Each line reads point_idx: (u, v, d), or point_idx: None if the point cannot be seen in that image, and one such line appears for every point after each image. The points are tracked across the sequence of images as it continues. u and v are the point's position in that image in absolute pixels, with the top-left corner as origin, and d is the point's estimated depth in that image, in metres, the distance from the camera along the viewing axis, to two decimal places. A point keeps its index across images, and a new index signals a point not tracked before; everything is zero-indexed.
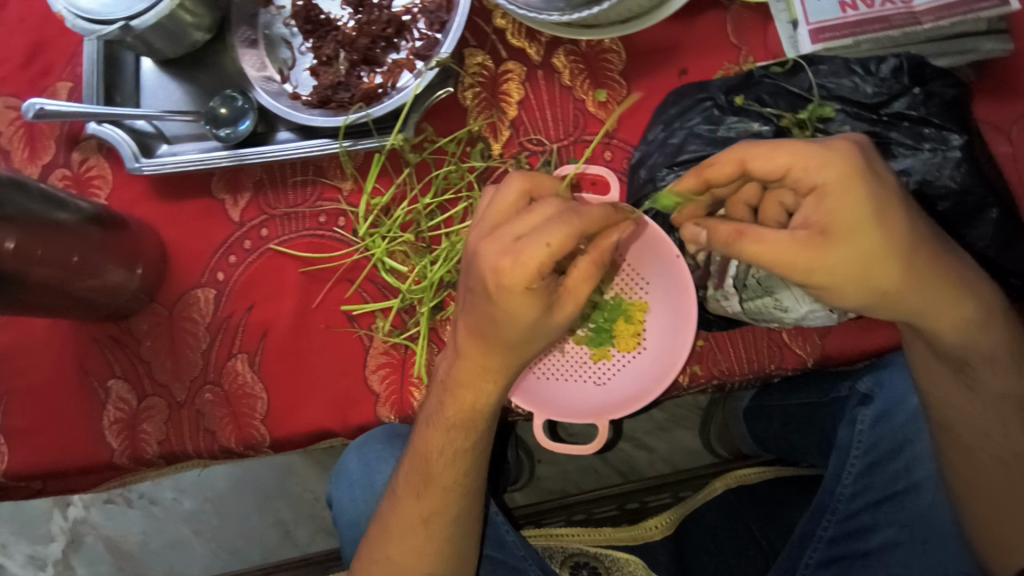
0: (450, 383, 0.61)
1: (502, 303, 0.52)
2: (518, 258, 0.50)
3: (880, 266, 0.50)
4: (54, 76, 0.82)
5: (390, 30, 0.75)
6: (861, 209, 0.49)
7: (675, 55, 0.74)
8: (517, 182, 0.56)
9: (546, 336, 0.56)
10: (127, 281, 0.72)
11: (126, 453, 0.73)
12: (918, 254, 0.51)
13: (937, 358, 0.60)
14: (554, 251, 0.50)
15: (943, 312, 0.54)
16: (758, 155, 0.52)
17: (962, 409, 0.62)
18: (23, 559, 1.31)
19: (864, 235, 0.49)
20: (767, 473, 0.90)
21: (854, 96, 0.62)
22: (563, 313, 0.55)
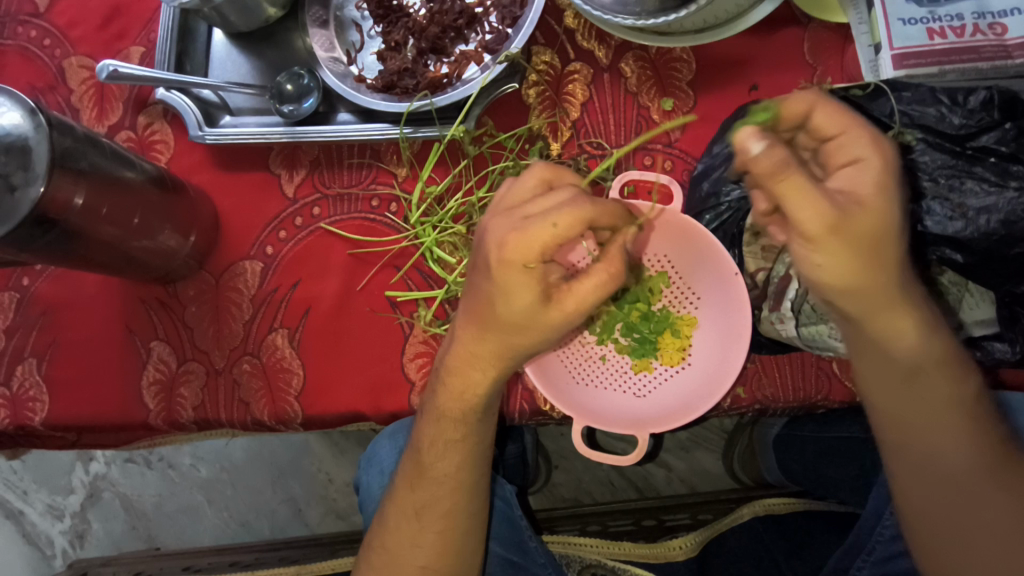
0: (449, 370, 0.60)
1: (498, 278, 0.50)
2: (525, 235, 0.49)
3: (875, 250, 0.48)
4: (129, 40, 0.83)
5: (461, 22, 0.75)
6: (878, 191, 0.47)
7: (747, 70, 0.73)
8: (545, 170, 0.55)
9: (540, 335, 0.53)
10: (180, 246, 0.73)
11: (161, 415, 0.74)
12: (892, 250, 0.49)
13: (885, 369, 0.55)
14: (560, 233, 0.48)
15: (898, 313, 0.51)
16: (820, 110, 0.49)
17: (947, 451, 0.57)
18: (42, 507, 1.34)
19: (870, 209, 0.47)
20: (795, 505, 0.89)
21: (939, 126, 0.60)
22: (560, 311, 0.51)
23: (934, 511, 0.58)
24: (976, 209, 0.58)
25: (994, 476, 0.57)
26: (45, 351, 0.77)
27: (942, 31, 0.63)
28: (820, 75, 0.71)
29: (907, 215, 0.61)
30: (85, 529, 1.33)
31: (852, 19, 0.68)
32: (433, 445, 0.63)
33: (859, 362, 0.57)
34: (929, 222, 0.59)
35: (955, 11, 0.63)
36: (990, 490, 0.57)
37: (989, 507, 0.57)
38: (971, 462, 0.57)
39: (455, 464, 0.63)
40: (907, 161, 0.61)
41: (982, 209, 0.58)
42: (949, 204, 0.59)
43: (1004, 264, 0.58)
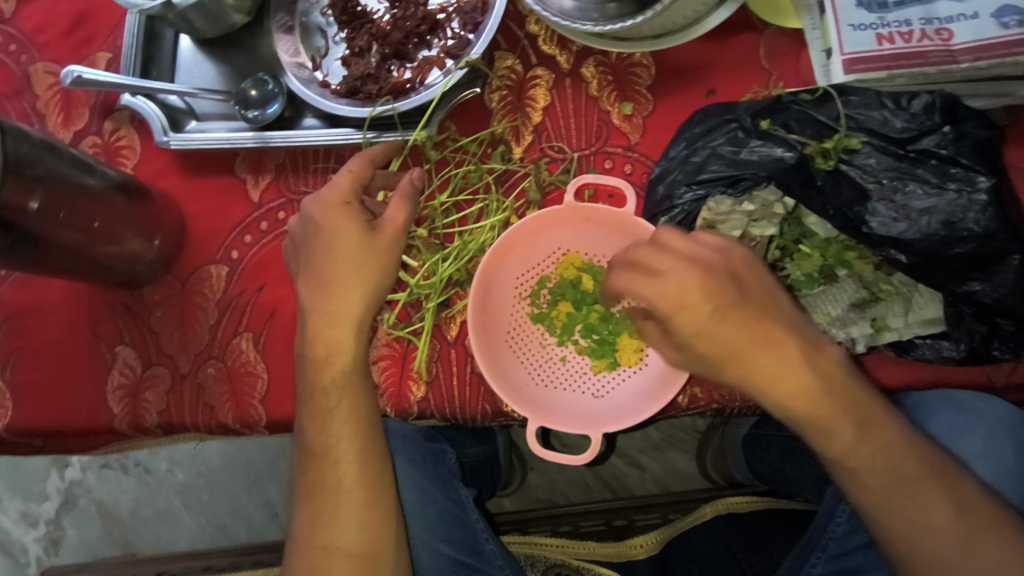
0: (322, 327, 0.64)
1: (327, 222, 0.64)
2: (334, 184, 0.65)
3: (712, 326, 0.55)
4: (96, 46, 0.84)
5: (424, 27, 0.76)
6: (708, 298, 0.54)
7: (705, 74, 0.74)
8: (354, 161, 0.66)
9: (355, 270, 0.64)
10: (145, 251, 0.73)
11: (126, 420, 0.74)
12: (759, 344, 0.55)
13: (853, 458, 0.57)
14: (357, 173, 0.65)
15: (790, 380, 0.55)
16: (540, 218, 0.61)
17: (893, 504, 0.57)
18: (17, 514, 1.34)
19: (701, 313, 0.55)
20: (758, 504, 0.90)
21: (883, 130, 0.62)
22: (386, 236, 0.64)
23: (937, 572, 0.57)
24: (919, 211, 0.60)
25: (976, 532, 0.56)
26: (9, 356, 0.77)
27: (891, 36, 0.64)
28: (776, 79, 0.73)
29: (853, 216, 0.61)
30: (60, 535, 1.32)
31: (807, 24, 0.69)
32: (321, 435, 0.65)
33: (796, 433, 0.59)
34: (876, 222, 0.61)
35: (903, 17, 0.65)
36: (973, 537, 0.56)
37: (981, 553, 0.56)
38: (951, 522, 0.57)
39: (370, 458, 0.65)
40: (853, 163, 0.62)
41: (927, 210, 0.60)
42: (893, 205, 0.61)
43: (947, 262, 0.60)
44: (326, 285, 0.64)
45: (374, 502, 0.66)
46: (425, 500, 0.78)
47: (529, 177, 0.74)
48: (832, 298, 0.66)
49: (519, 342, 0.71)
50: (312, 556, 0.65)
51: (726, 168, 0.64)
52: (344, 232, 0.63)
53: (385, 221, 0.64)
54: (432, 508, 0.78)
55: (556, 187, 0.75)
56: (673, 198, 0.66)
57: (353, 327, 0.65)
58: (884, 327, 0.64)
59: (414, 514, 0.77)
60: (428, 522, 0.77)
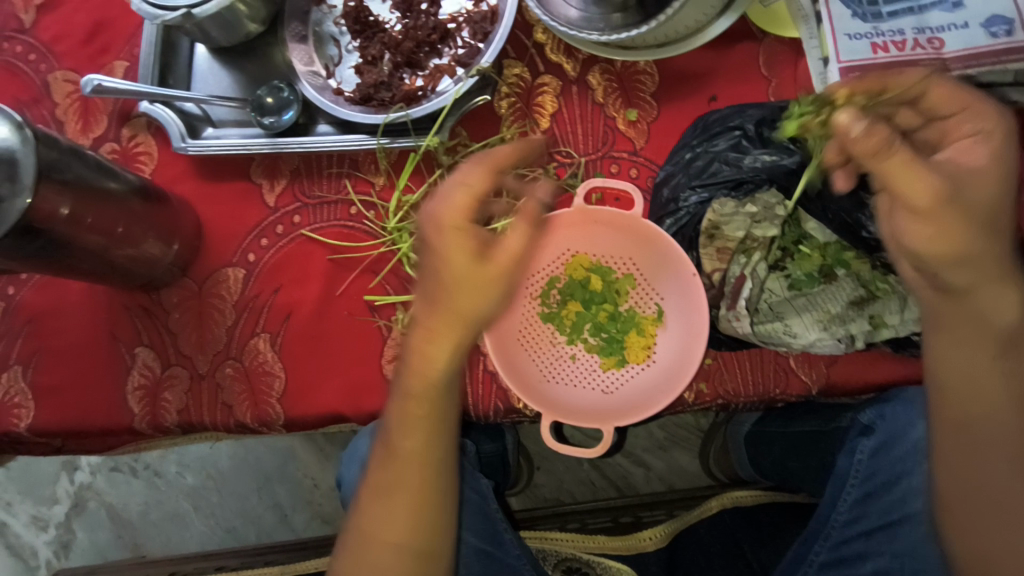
0: (416, 346, 0.54)
1: (435, 246, 0.50)
2: (447, 200, 0.50)
3: (991, 223, 0.54)
4: (113, 54, 0.86)
5: (435, 36, 0.78)
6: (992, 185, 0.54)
7: (706, 82, 0.77)
8: (471, 171, 0.52)
9: (473, 305, 0.51)
10: (163, 254, 0.75)
11: (146, 419, 0.76)
12: (987, 236, 0.53)
13: (979, 347, 0.57)
14: (473, 185, 0.51)
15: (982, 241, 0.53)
16: (937, 85, 0.55)
17: (996, 423, 0.58)
18: (27, 518, 1.35)
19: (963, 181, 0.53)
20: (763, 497, 0.92)
21: None
22: (496, 267, 0.50)
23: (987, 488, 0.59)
24: None
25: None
26: (30, 358, 0.78)
27: (885, 45, 0.68)
28: (775, 86, 0.76)
29: (852, 222, 0.65)
30: (70, 538, 1.33)
31: (803, 34, 0.73)
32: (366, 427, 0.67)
33: (943, 340, 0.58)
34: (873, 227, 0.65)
35: (897, 27, 0.68)
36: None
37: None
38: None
39: None
40: None
41: None
42: None
43: None
44: (434, 328, 0.53)
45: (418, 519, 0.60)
46: None
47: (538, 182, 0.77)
48: (831, 296, 0.68)
49: (531, 339, 0.73)
50: (352, 544, 0.66)
51: (730, 173, 0.66)
52: (456, 260, 0.50)
53: (504, 246, 0.51)
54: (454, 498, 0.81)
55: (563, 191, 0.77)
56: (678, 201, 0.68)
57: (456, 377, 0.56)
58: (881, 323, 0.66)
59: None
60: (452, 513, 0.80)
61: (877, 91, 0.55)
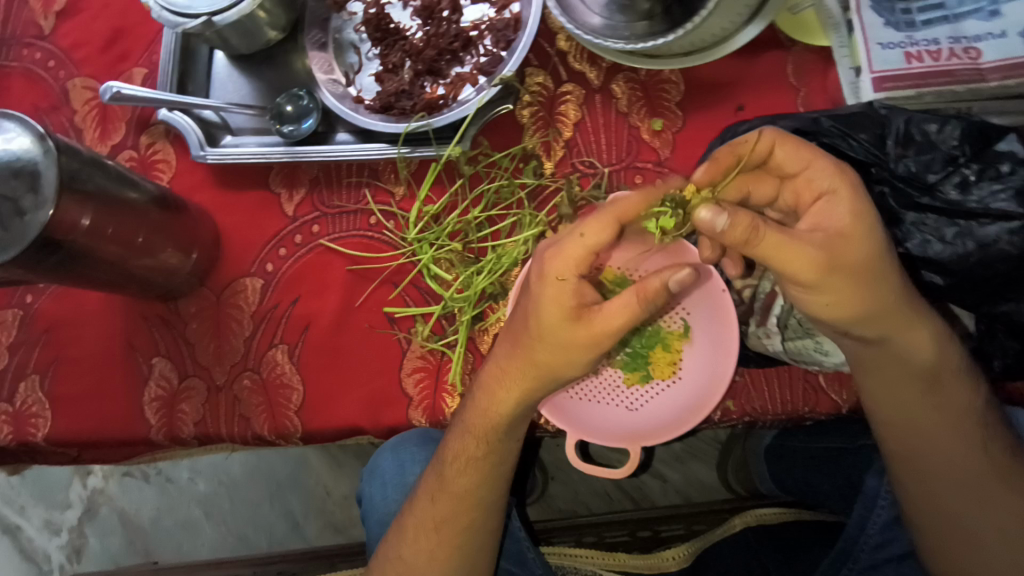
0: (493, 384, 0.60)
1: (536, 293, 0.55)
2: (560, 250, 0.54)
3: (874, 274, 0.52)
4: (132, 61, 0.85)
5: (457, 44, 0.77)
6: (873, 231, 0.52)
7: (733, 91, 0.75)
8: (589, 223, 0.53)
9: (564, 352, 0.55)
10: (182, 264, 0.75)
11: (163, 431, 0.75)
12: (879, 286, 0.53)
13: (908, 383, 0.60)
14: (588, 241, 0.53)
15: (882, 291, 0.53)
16: (784, 148, 0.55)
17: (940, 450, 0.62)
18: (40, 522, 1.34)
19: (851, 243, 0.51)
20: (787, 515, 0.91)
21: (933, 149, 0.62)
22: (589, 330, 0.54)
23: (952, 511, 0.62)
24: (954, 234, 0.61)
25: (1003, 475, 0.62)
26: (47, 368, 0.78)
27: (919, 54, 0.66)
28: (804, 96, 0.74)
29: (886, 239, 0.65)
30: (83, 543, 1.33)
31: (835, 43, 0.72)
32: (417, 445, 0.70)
33: (871, 382, 0.61)
34: (909, 245, 0.63)
35: (932, 36, 0.66)
36: (1000, 486, 0.61)
37: (996, 499, 0.61)
38: (983, 461, 0.62)
39: None
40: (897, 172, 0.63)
41: (960, 232, 0.61)
42: (927, 227, 0.63)
43: (982, 283, 0.61)
44: (527, 363, 0.57)
45: (463, 542, 0.66)
46: None
47: (560, 192, 0.75)
48: None
49: None
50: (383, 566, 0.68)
51: None
52: (548, 311, 0.54)
53: (602, 312, 0.53)
54: None
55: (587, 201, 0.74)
56: None
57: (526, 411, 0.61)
58: None
59: None
60: None
61: (733, 164, 0.57)
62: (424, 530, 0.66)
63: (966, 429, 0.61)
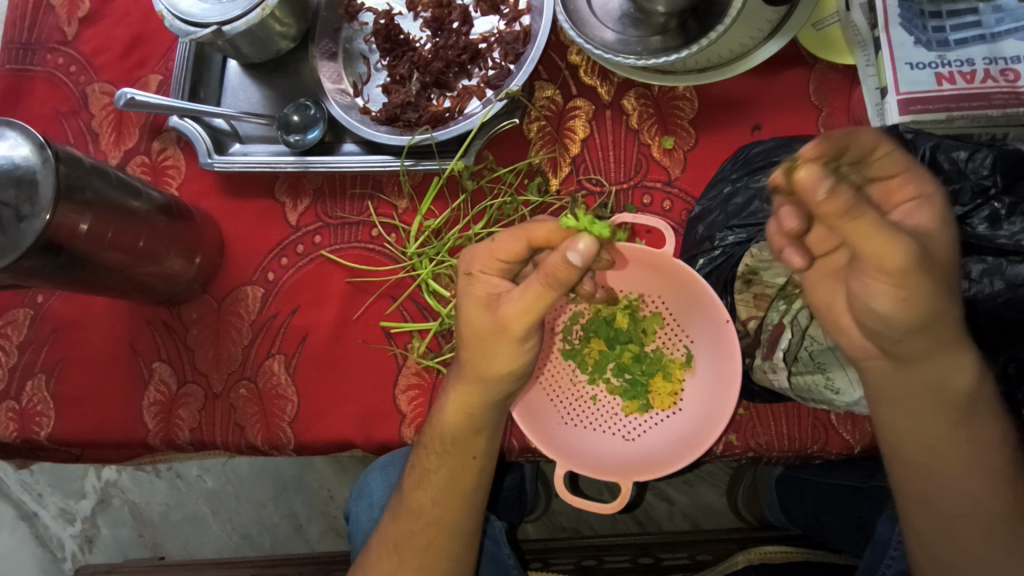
0: (444, 393, 0.61)
1: (462, 295, 0.57)
2: (475, 252, 0.56)
3: (946, 288, 0.47)
4: (148, 68, 0.87)
5: (465, 57, 0.76)
6: (948, 250, 0.48)
7: (750, 109, 0.72)
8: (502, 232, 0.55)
9: (496, 354, 0.55)
10: (185, 270, 0.75)
11: (159, 436, 0.76)
12: (950, 302, 0.47)
13: (938, 416, 0.53)
14: (498, 247, 0.54)
15: (950, 308, 0.47)
16: (886, 149, 0.46)
17: (963, 495, 0.54)
18: (55, 510, 1.38)
19: (936, 252, 0.46)
20: (793, 555, 0.85)
21: (960, 180, 0.58)
22: (504, 323, 0.53)
23: (963, 565, 0.55)
24: (980, 271, 0.57)
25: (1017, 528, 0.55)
26: (54, 367, 0.79)
27: (951, 76, 0.62)
28: (826, 116, 0.70)
29: None
30: (95, 533, 1.36)
31: (860, 62, 0.69)
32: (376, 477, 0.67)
33: (899, 413, 0.54)
34: None
35: (966, 56, 0.62)
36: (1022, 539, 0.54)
37: None
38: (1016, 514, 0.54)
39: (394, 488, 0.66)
40: None
41: (987, 270, 0.57)
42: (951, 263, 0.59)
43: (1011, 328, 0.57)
44: (469, 372, 0.58)
45: (435, 570, 0.64)
46: None
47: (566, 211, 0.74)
48: None
49: (551, 376, 0.69)
50: None
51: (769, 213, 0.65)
52: (467, 310, 0.56)
53: (507, 299, 0.53)
54: None
55: None
56: (713, 240, 0.67)
57: (471, 422, 0.60)
58: None
59: None
60: None
61: (836, 155, 0.45)
62: (391, 552, 0.64)
63: (984, 474, 0.54)
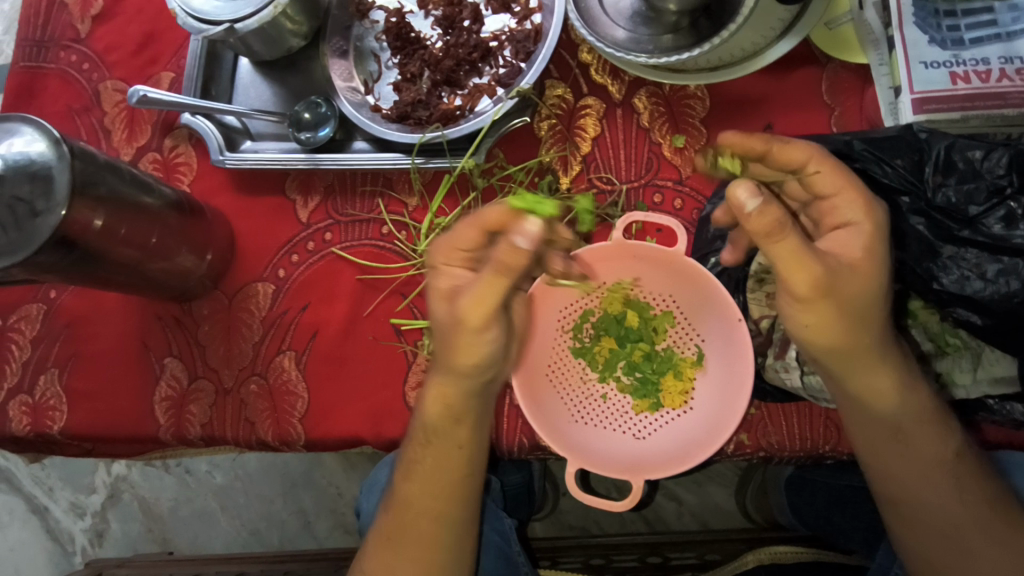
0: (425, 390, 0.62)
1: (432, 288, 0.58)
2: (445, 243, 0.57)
3: (867, 312, 0.52)
4: (160, 65, 0.87)
5: (476, 55, 0.76)
6: (878, 278, 0.52)
7: (762, 108, 0.72)
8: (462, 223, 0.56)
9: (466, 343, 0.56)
10: (196, 267, 0.75)
11: (171, 431, 0.76)
12: (868, 326, 0.52)
13: (871, 428, 0.57)
14: (458, 239, 0.56)
15: (868, 331, 0.52)
16: (819, 165, 0.53)
17: (924, 498, 0.57)
18: (65, 505, 1.39)
19: (860, 278, 0.51)
20: (805, 555, 0.85)
21: (976, 179, 0.58)
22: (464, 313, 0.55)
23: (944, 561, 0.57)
24: (996, 270, 0.57)
25: (996, 523, 0.57)
26: (66, 362, 0.80)
27: (965, 75, 0.62)
28: (838, 116, 0.70)
29: (924, 273, 0.59)
30: (104, 528, 1.37)
31: (873, 60, 0.68)
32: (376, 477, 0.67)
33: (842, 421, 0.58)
34: (946, 280, 0.58)
35: (981, 55, 0.62)
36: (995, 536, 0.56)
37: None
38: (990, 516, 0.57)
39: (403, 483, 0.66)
40: (935, 201, 0.59)
41: (1003, 270, 0.56)
42: (967, 262, 0.58)
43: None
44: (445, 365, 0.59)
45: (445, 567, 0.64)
46: None
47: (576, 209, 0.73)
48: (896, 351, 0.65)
49: (561, 375, 0.69)
50: None
51: None
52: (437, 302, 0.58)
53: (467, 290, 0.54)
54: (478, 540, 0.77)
55: (602, 219, 0.73)
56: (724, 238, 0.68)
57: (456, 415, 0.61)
58: (950, 383, 0.62)
59: None
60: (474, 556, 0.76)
61: (761, 152, 0.55)
62: (390, 546, 0.64)
63: (941, 479, 0.57)
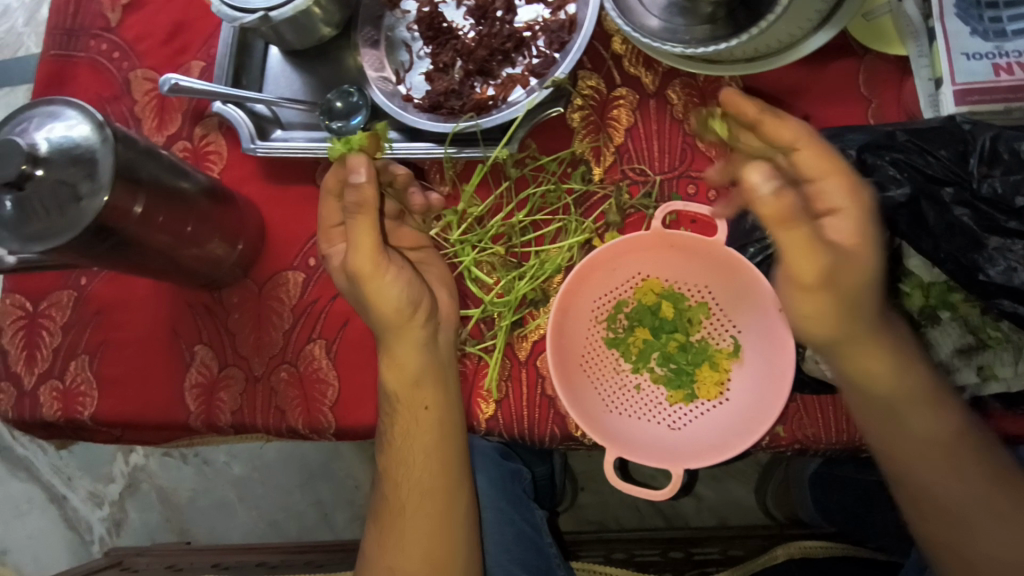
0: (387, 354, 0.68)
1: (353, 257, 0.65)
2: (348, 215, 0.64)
3: (858, 295, 0.53)
4: (190, 54, 0.87)
5: (509, 45, 0.76)
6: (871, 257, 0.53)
7: (798, 100, 0.71)
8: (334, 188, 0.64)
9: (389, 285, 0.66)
10: (227, 255, 0.75)
11: (201, 417, 0.76)
12: (864, 306, 0.54)
13: (871, 414, 0.58)
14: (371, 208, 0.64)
15: (861, 314, 0.54)
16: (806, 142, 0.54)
17: (948, 491, 0.58)
18: (84, 494, 1.40)
19: (851, 259, 0.53)
20: (834, 549, 0.85)
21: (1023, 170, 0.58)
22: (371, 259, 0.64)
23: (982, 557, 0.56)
24: None
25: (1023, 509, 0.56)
26: (96, 349, 0.80)
27: (1008, 67, 0.62)
28: (875, 108, 0.70)
29: (970, 264, 0.58)
30: (122, 517, 1.38)
31: (913, 51, 0.68)
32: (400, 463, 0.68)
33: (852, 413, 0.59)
34: (994, 272, 0.58)
35: None
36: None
37: None
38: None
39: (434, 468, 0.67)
40: (982, 191, 0.59)
41: None
42: (1013, 254, 0.58)
43: None
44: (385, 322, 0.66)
45: None
46: (503, 521, 0.78)
47: (609, 200, 0.73)
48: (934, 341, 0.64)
49: (595, 366, 0.69)
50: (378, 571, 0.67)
51: None
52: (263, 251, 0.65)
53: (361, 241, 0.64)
54: (511, 530, 0.78)
55: (636, 210, 0.73)
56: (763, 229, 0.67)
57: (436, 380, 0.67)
58: (991, 376, 0.61)
59: (492, 535, 0.77)
60: (507, 544, 0.76)
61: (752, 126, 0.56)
62: (403, 518, 0.67)
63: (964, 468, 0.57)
